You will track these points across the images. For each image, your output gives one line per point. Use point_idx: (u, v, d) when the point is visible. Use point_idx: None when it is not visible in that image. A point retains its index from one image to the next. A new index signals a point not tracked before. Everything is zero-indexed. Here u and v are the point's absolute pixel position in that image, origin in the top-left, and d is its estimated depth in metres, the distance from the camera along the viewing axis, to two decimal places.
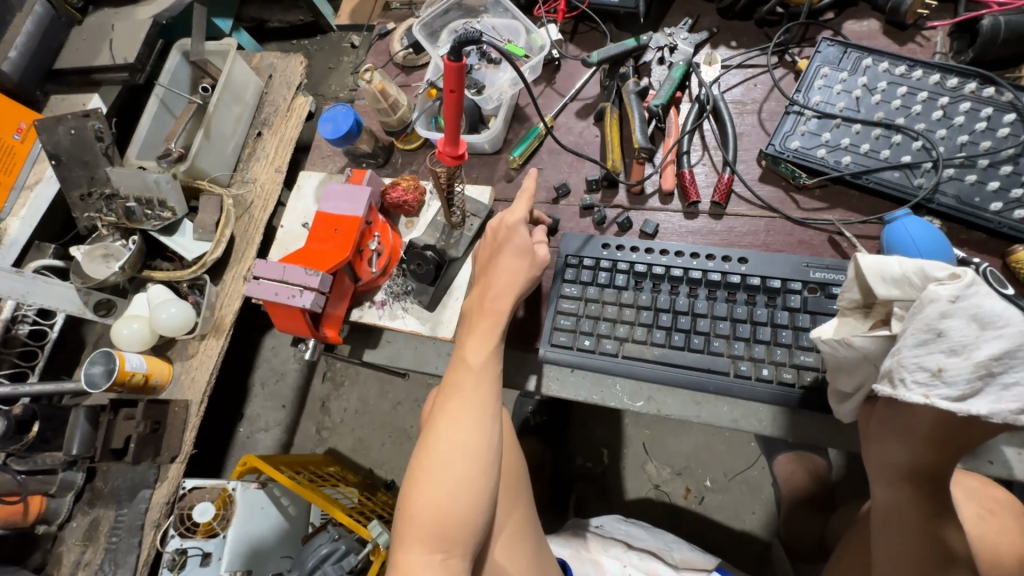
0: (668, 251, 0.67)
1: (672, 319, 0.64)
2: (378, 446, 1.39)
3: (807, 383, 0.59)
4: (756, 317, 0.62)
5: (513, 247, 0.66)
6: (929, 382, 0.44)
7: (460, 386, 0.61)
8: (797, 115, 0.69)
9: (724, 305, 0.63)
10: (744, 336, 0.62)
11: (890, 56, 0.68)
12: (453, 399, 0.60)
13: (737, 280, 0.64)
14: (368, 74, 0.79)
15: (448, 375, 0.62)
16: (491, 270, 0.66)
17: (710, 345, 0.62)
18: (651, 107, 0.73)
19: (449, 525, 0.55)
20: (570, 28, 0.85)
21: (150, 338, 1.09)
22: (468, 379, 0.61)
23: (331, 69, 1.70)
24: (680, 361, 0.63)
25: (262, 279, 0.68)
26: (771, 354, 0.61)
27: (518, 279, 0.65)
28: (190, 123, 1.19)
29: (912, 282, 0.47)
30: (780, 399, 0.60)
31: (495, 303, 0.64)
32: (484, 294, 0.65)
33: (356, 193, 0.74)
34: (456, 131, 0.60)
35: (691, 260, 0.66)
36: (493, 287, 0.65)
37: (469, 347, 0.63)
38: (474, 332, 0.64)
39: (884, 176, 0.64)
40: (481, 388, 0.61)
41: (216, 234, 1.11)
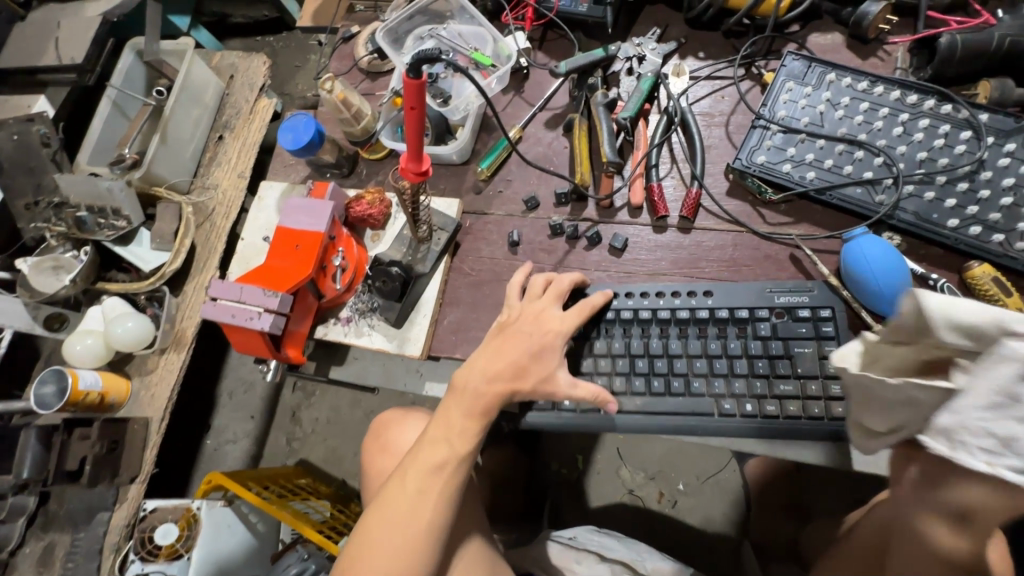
0: (634, 292, 0.68)
1: (649, 364, 0.65)
2: (351, 456, 1.36)
3: (790, 414, 0.60)
4: (731, 350, 0.63)
5: (526, 345, 0.63)
6: (994, 450, 0.36)
7: (430, 456, 0.60)
8: (763, 129, 0.69)
9: (698, 342, 0.64)
10: (723, 372, 0.63)
11: (853, 71, 0.68)
12: (418, 466, 0.60)
13: (706, 314, 0.65)
14: (328, 83, 0.75)
15: (423, 439, 0.62)
16: (495, 350, 0.63)
17: (691, 386, 0.63)
18: (620, 119, 0.73)
19: None
20: (539, 36, 0.83)
21: (105, 353, 1.04)
22: (438, 451, 0.60)
23: (298, 68, 1.65)
24: (663, 408, 0.63)
25: (219, 300, 0.65)
26: (751, 387, 0.62)
27: (513, 380, 0.62)
28: (147, 126, 1.13)
29: (989, 333, 0.36)
30: (766, 433, 0.60)
31: (493, 390, 0.61)
32: (484, 376, 0.62)
33: (317, 208, 0.72)
34: (419, 147, 0.59)
35: (659, 299, 0.67)
36: (501, 374, 0.62)
37: (452, 417, 0.61)
38: (454, 412, 0.61)
39: (847, 192, 0.65)
40: (442, 470, 0.60)
41: (175, 244, 1.07)
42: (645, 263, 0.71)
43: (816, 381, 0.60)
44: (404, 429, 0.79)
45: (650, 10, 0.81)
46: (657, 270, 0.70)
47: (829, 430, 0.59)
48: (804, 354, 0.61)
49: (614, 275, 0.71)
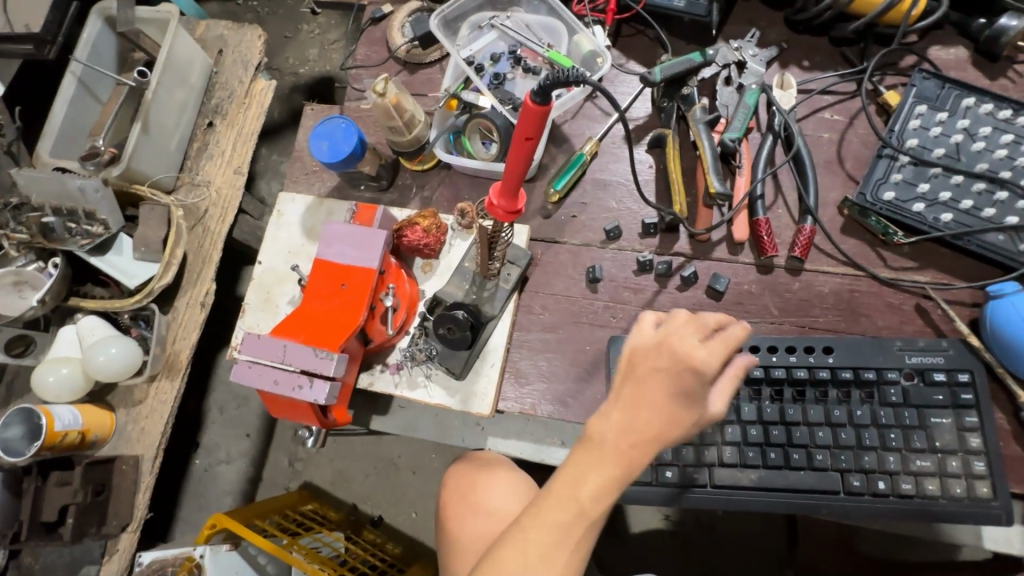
0: (742, 346, 0.59)
1: (764, 432, 0.57)
2: (361, 478, 1.25)
3: (927, 493, 0.54)
4: (858, 419, 0.56)
5: (681, 383, 0.40)
6: None
7: (551, 532, 0.41)
8: (889, 160, 0.60)
9: (818, 408, 0.57)
10: (849, 444, 0.56)
11: (994, 97, 0.60)
12: (533, 542, 0.42)
13: (828, 375, 0.57)
14: (381, 85, 0.61)
15: (540, 507, 0.42)
16: (640, 388, 0.41)
17: (813, 460, 0.56)
18: (725, 141, 0.63)
19: None
20: (613, 32, 0.71)
21: (84, 385, 0.89)
22: (562, 528, 0.41)
23: (288, 39, 1.45)
24: (782, 484, 0.56)
25: (254, 361, 0.53)
26: (883, 462, 0.55)
27: (653, 437, 0.40)
28: (123, 111, 0.95)
29: None
30: (901, 514, 0.54)
31: (633, 446, 0.40)
32: (623, 430, 0.41)
33: (367, 238, 0.60)
34: (516, 182, 0.47)
35: (771, 356, 0.58)
36: (640, 431, 0.40)
37: (584, 490, 0.41)
38: (584, 479, 0.41)
39: (987, 239, 0.57)
40: (566, 552, 0.41)
41: (165, 255, 0.91)
42: (750, 310, 0.62)
43: (955, 455, 0.54)
44: (490, 489, 0.64)
45: (746, 5, 0.70)
46: (764, 318, 0.61)
47: (972, 512, 0.53)
48: (941, 425, 0.55)
49: None
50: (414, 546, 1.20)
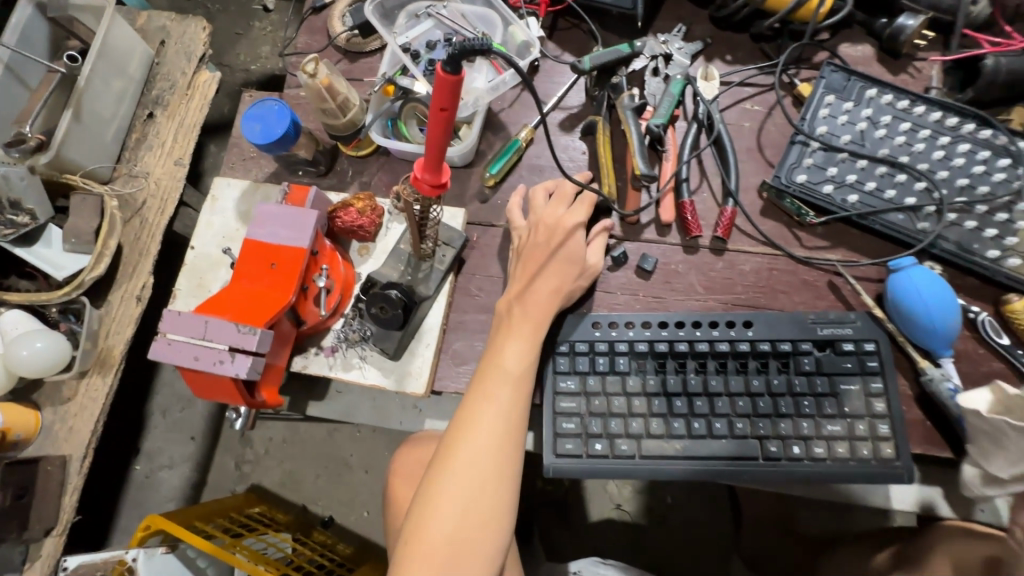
0: (668, 322, 0.61)
1: (687, 403, 0.59)
2: (312, 479, 1.22)
3: (838, 456, 0.56)
4: (775, 388, 0.59)
5: (564, 253, 0.61)
6: None
7: (495, 391, 0.55)
8: (802, 145, 0.64)
9: (738, 379, 0.59)
10: (767, 412, 0.58)
11: (893, 88, 0.64)
12: (483, 402, 0.55)
13: (747, 348, 0.60)
14: (311, 66, 0.62)
15: (481, 376, 0.56)
16: (535, 266, 0.61)
17: (733, 428, 0.58)
18: (651, 126, 0.65)
19: (466, 562, 0.50)
20: (549, 24, 0.73)
21: (5, 381, 0.85)
22: (503, 384, 0.55)
23: (240, 35, 1.43)
24: (705, 453, 0.58)
25: (173, 338, 0.51)
26: (798, 428, 0.58)
27: (538, 324, 0.58)
28: (53, 99, 0.91)
29: None
30: (816, 478, 0.56)
31: (536, 310, 0.59)
32: (515, 330, 0.58)
33: (297, 218, 0.59)
34: (439, 155, 0.48)
35: (695, 331, 0.61)
36: (535, 300, 0.59)
37: (507, 352, 0.57)
38: (491, 379, 0.56)
39: (889, 218, 0.61)
40: (496, 439, 0.53)
41: (97, 246, 0.88)
42: (676, 288, 0.64)
43: (863, 419, 0.57)
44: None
45: (674, 3, 0.73)
46: (689, 295, 0.64)
47: (880, 472, 0.56)
48: (850, 391, 0.58)
49: (642, 300, 0.64)
50: (365, 547, 1.18)
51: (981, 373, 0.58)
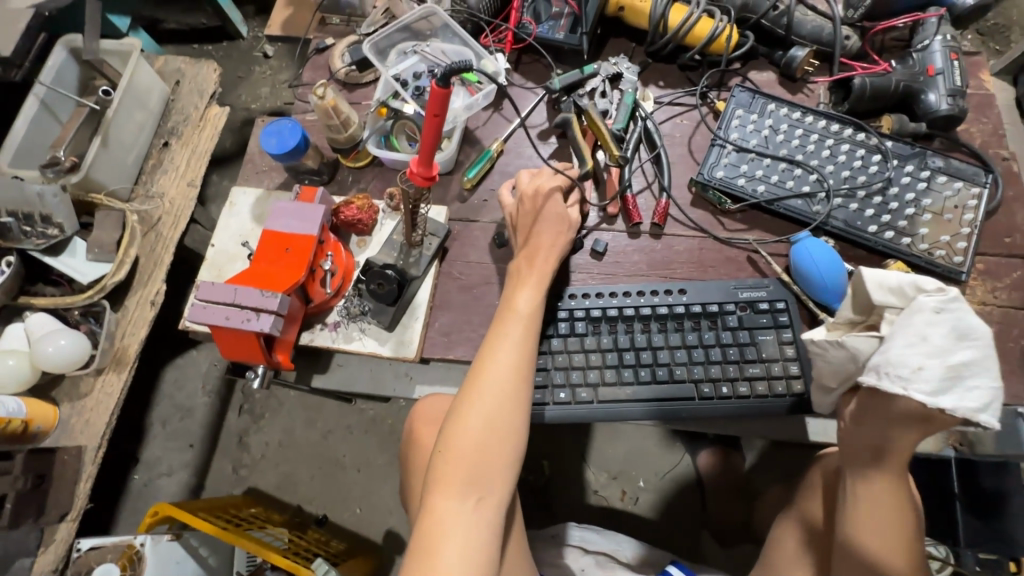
0: (617, 292, 0.74)
1: (635, 356, 0.72)
2: (306, 480, 1.28)
3: (759, 393, 0.69)
4: (706, 340, 0.71)
5: (554, 214, 0.73)
6: (908, 376, 0.52)
7: (511, 327, 0.66)
8: (720, 148, 0.80)
9: (677, 335, 0.72)
10: (700, 360, 0.71)
11: (789, 103, 0.81)
12: (501, 337, 0.66)
13: (682, 310, 0.72)
14: (320, 90, 0.76)
15: (498, 317, 0.67)
16: (534, 227, 0.72)
17: (673, 374, 0.71)
18: (614, 130, 0.81)
19: (488, 465, 0.60)
20: (515, 59, 0.88)
21: (30, 377, 0.93)
22: (517, 322, 0.66)
23: (241, 78, 1.59)
24: (652, 395, 0.70)
25: (207, 303, 0.62)
26: (726, 372, 0.70)
27: (544, 275, 0.70)
28: (81, 130, 1.03)
29: (906, 293, 0.55)
30: (741, 411, 0.69)
31: (542, 263, 0.70)
32: (527, 280, 0.70)
33: (308, 211, 0.72)
34: (431, 152, 0.62)
35: (640, 298, 0.74)
36: (541, 253, 0.71)
37: (519, 297, 0.68)
38: (508, 319, 0.67)
39: (790, 203, 0.76)
40: (514, 367, 0.64)
41: (118, 255, 0.99)
42: (624, 266, 0.77)
43: (777, 363, 0.70)
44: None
45: (616, 41, 0.90)
46: (636, 272, 0.77)
47: (792, 404, 0.68)
48: (766, 341, 0.71)
49: (597, 276, 0.77)
50: (358, 542, 1.23)
51: None
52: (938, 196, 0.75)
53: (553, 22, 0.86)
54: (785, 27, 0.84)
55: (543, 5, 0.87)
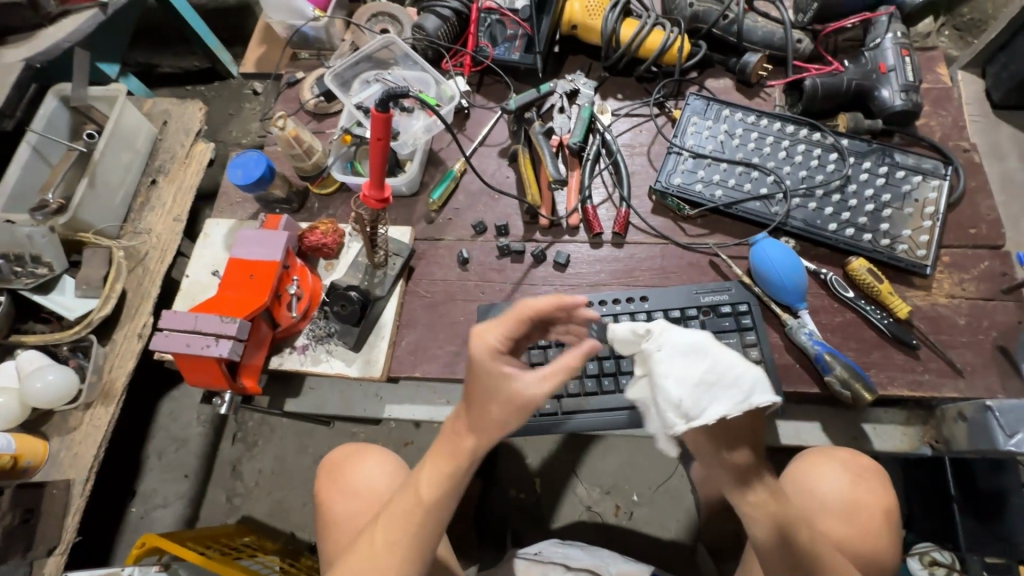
0: None
1: (598, 366, 0.74)
2: (299, 506, 1.28)
3: None
4: None
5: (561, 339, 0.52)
6: (680, 408, 0.45)
7: (443, 464, 0.54)
8: (677, 155, 0.80)
9: None
10: None
11: (743, 108, 0.82)
12: (428, 476, 0.55)
13: (645, 317, 0.73)
14: (280, 121, 0.78)
15: (437, 445, 0.55)
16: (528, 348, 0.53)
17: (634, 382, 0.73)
18: (570, 145, 0.82)
19: None
20: (476, 81, 0.91)
21: (20, 413, 0.96)
22: (454, 457, 0.54)
23: (232, 116, 1.65)
24: (615, 404, 0.72)
25: (171, 331, 0.65)
26: None
27: (489, 437, 0.53)
28: (72, 172, 1.09)
29: (638, 337, 0.50)
30: None
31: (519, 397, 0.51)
32: (459, 426, 0.54)
33: (272, 238, 0.73)
34: (380, 176, 0.66)
35: (602, 308, 0.74)
36: (488, 425, 0.52)
37: (476, 424, 0.53)
38: (445, 453, 0.54)
39: (749, 206, 0.76)
40: (423, 524, 0.54)
41: (105, 290, 1.02)
42: (588, 276, 0.78)
43: None
44: (360, 469, 0.77)
45: (574, 58, 0.92)
46: (599, 282, 0.77)
47: None
48: (730, 344, 0.70)
49: (560, 288, 0.78)
50: None
51: (836, 322, 0.71)
52: (897, 190, 0.75)
53: (508, 43, 0.89)
54: (737, 35, 0.86)
55: (498, 27, 0.90)
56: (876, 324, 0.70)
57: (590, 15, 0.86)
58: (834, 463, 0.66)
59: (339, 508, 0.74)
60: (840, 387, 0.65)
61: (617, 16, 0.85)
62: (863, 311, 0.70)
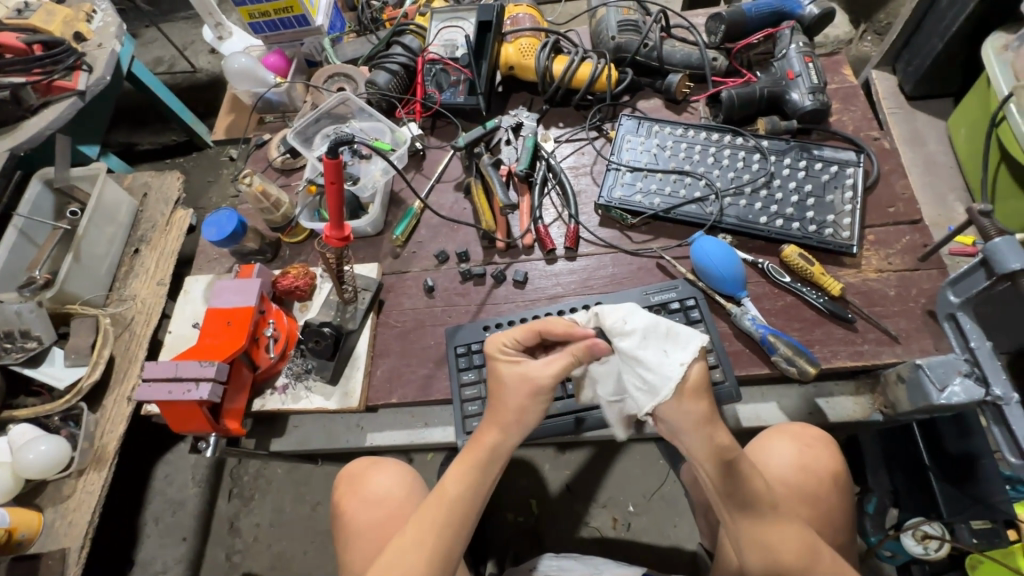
0: (539, 315, 0.79)
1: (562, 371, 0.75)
2: (300, 556, 1.28)
3: None
4: None
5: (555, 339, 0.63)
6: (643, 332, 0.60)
7: (469, 458, 0.63)
8: (616, 171, 0.87)
9: None
10: None
11: (670, 123, 0.89)
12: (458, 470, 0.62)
13: None
14: (248, 179, 0.85)
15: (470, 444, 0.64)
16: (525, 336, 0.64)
17: None
18: (517, 172, 0.88)
19: None
20: (429, 124, 0.99)
21: (14, 486, 0.97)
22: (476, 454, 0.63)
23: (210, 182, 1.73)
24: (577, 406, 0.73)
25: (152, 381, 0.69)
26: None
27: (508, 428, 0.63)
28: (57, 250, 1.14)
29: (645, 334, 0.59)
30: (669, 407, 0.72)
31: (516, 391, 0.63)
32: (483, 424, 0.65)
33: (247, 286, 0.78)
34: (340, 217, 0.73)
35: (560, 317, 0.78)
36: (505, 414, 0.63)
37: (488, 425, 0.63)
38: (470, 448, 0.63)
39: (686, 209, 0.83)
40: (453, 524, 0.59)
41: (92, 357, 1.06)
42: (547, 289, 0.83)
43: None
44: (375, 478, 0.78)
45: (516, 96, 1.00)
46: (557, 294, 0.82)
47: (715, 394, 0.70)
48: None
49: (521, 304, 0.82)
50: None
51: (776, 306, 0.76)
52: (818, 180, 0.82)
53: (453, 88, 0.97)
54: (658, 59, 0.94)
55: (443, 76, 0.98)
56: (813, 303, 0.75)
57: (524, 55, 0.95)
58: (785, 437, 0.73)
59: (359, 519, 0.75)
60: (786, 364, 0.70)
61: (548, 54, 0.94)
62: (802, 294, 0.75)
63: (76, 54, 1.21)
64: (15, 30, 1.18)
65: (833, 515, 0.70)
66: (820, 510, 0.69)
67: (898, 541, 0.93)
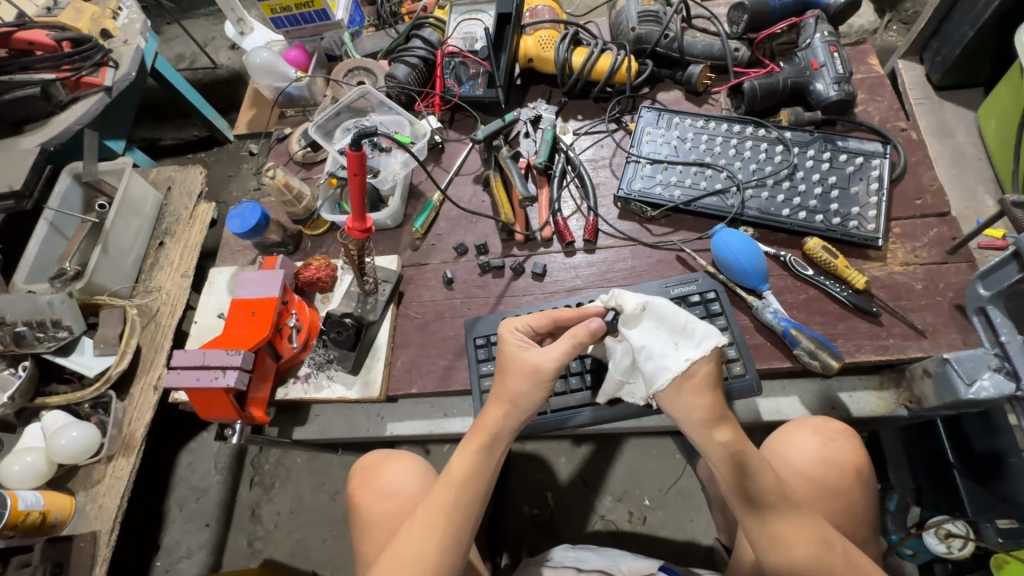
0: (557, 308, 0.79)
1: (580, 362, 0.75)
2: (319, 544, 1.30)
3: None
4: None
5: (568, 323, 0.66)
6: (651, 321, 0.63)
7: (472, 440, 0.63)
8: (636, 163, 0.87)
9: None
10: None
11: (690, 114, 0.89)
12: (462, 452, 0.63)
13: None
14: (271, 172, 0.86)
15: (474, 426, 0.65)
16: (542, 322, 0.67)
17: None
18: (536, 164, 0.88)
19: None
20: (448, 118, 1.00)
21: (47, 470, 1.01)
22: (478, 436, 0.63)
23: (231, 176, 1.76)
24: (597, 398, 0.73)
25: (180, 369, 0.71)
26: None
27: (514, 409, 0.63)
28: (86, 242, 1.17)
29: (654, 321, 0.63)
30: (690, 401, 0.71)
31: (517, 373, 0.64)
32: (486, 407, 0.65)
33: (271, 277, 0.79)
34: (362, 208, 0.73)
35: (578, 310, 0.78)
36: (507, 395, 0.64)
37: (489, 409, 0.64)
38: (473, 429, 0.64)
39: (707, 202, 0.82)
40: (462, 505, 0.60)
41: (121, 346, 1.08)
42: (565, 282, 0.83)
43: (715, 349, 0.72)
44: (391, 470, 0.79)
45: (535, 88, 1.00)
46: (576, 287, 0.82)
47: (736, 388, 0.70)
48: None
49: (539, 296, 0.83)
50: None
51: (798, 299, 0.76)
52: (842, 172, 0.80)
53: (472, 81, 0.97)
54: (679, 50, 0.93)
55: (462, 69, 0.99)
56: (836, 297, 0.74)
57: (543, 48, 0.95)
58: (806, 431, 0.72)
59: (375, 511, 0.76)
60: (809, 358, 0.69)
61: (567, 46, 0.93)
62: (826, 287, 0.74)
63: (103, 51, 1.23)
64: (45, 28, 1.21)
65: (856, 510, 0.69)
66: (842, 505, 0.69)
67: (920, 539, 0.89)
